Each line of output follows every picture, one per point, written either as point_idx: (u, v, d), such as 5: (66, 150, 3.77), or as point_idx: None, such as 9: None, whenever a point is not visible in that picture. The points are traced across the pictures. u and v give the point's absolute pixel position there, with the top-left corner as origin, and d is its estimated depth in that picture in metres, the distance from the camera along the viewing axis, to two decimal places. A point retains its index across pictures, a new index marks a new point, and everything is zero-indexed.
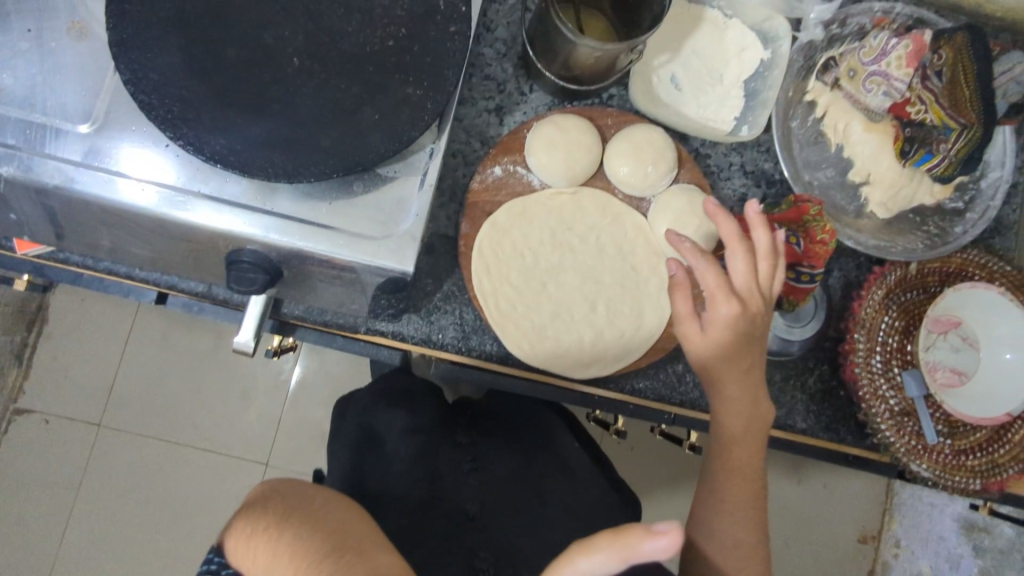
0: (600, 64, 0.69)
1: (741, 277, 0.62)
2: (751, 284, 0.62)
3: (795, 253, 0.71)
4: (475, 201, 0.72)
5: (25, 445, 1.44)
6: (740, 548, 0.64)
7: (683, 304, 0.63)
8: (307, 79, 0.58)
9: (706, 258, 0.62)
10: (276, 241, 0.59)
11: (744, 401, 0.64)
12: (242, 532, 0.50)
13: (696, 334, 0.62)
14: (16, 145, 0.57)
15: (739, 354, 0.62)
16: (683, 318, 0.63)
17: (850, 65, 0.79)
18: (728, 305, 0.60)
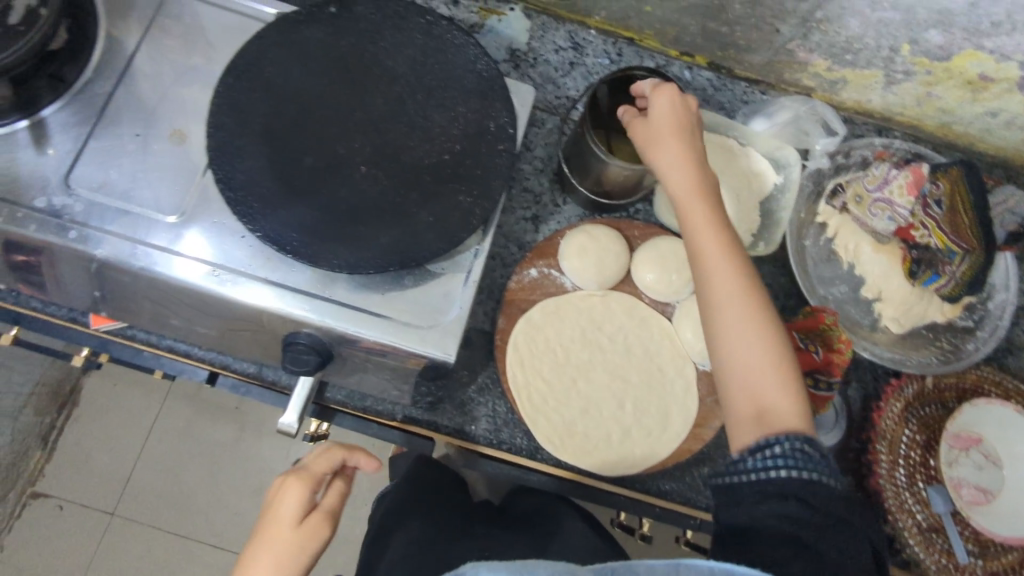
0: (627, 183, 0.77)
1: (667, 108, 0.69)
2: (685, 137, 0.69)
3: (813, 359, 0.74)
4: (511, 299, 0.77)
5: (38, 531, 1.43)
6: (753, 357, 0.64)
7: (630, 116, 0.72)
8: (371, 184, 0.66)
9: (644, 81, 0.72)
10: (333, 327, 0.65)
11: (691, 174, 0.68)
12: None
13: (642, 122, 0.71)
14: (112, 231, 0.64)
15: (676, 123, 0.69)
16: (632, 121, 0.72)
17: (856, 191, 0.87)
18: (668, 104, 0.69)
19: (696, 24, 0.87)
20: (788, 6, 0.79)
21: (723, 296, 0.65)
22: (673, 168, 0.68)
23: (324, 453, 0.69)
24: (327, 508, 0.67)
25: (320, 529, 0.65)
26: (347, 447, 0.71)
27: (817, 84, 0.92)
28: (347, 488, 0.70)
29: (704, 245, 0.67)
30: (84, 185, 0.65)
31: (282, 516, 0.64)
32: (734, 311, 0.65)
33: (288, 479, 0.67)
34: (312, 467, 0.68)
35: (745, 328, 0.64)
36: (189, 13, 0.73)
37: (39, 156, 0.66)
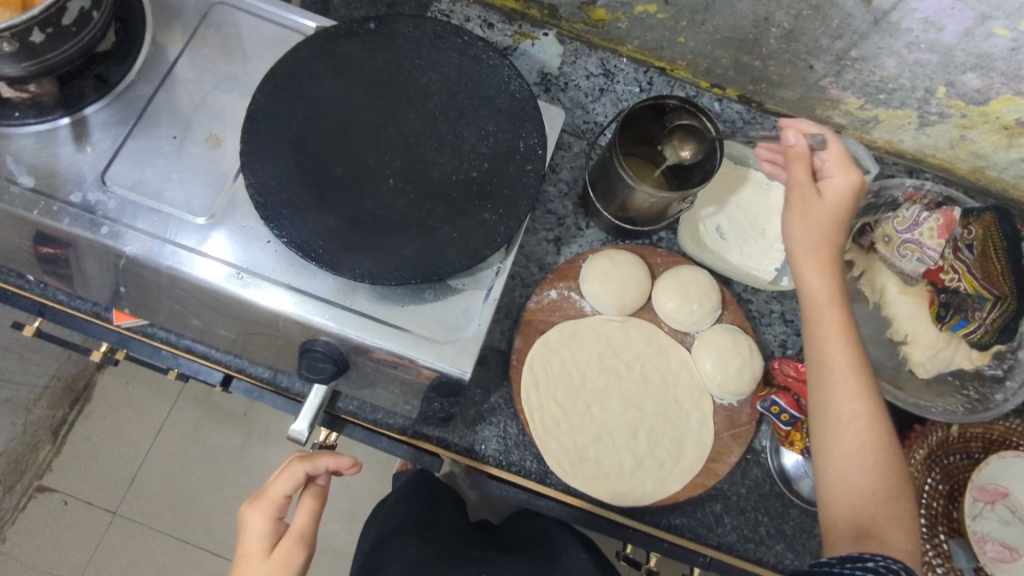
0: (653, 210, 0.77)
1: (840, 191, 0.66)
2: (831, 225, 0.66)
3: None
4: (530, 319, 0.77)
5: (40, 525, 1.43)
6: (871, 495, 0.60)
7: (802, 174, 0.66)
8: (398, 197, 0.67)
9: (823, 132, 0.69)
10: (351, 335, 0.64)
11: (826, 271, 0.66)
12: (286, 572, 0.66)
13: (813, 198, 0.66)
14: (142, 228, 0.65)
15: (831, 212, 0.66)
16: (796, 186, 0.67)
17: (884, 231, 0.86)
18: (846, 180, 0.66)
19: (728, 56, 0.88)
20: (823, 43, 0.80)
21: (840, 413, 0.63)
22: (811, 263, 0.66)
23: (282, 474, 0.68)
24: (297, 529, 0.68)
25: (294, 551, 0.66)
26: (300, 461, 0.69)
27: (848, 122, 0.91)
28: (317, 504, 0.70)
29: (837, 354, 0.64)
30: (119, 183, 0.67)
31: (251, 552, 0.66)
32: (849, 430, 0.62)
33: (252, 508, 0.68)
34: (270, 492, 0.68)
35: (856, 447, 0.62)
36: (233, 23, 0.75)
37: (79, 153, 0.67)
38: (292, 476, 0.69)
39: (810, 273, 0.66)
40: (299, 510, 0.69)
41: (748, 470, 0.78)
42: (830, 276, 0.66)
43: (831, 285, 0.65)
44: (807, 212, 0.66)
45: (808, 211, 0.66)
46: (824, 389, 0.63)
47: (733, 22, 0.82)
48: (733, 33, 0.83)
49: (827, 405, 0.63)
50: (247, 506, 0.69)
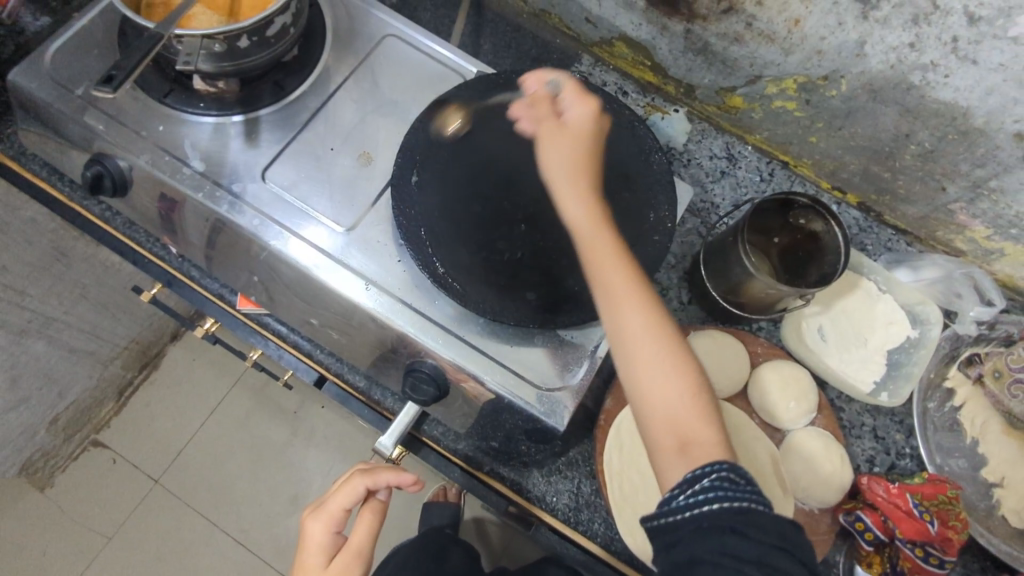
0: (763, 300, 0.77)
1: (581, 116, 0.70)
2: (584, 123, 0.70)
3: (926, 530, 0.70)
4: (623, 382, 0.77)
5: (86, 478, 1.47)
6: (675, 424, 0.55)
7: (568, 111, 0.71)
8: (528, 242, 0.69)
9: (563, 77, 0.73)
10: (462, 365, 0.67)
11: (572, 158, 0.68)
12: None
13: (554, 128, 0.69)
14: (289, 227, 0.69)
15: (576, 134, 0.70)
16: (547, 118, 0.71)
17: (995, 365, 0.83)
18: (583, 110, 0.71)
19: (857, 163, 0.89)
20: (962, 167, 0.80)
21: (621, 296, 0.59)
22: (554, 154, 0.68)
23: (343, 488, 0.73)
24: (356, 543, 0.73)
25: (350, 564, 0.72)
26: (360, 476, 0.73)
27: (969, 249, 0.90)
28: (376, 518, 0.74)
29: (628, 316, 0.58)
30: (276, 181, 0.72)
31: (311, 560, 0.73)
32: (652, 344, 0.57)
33: (314, 517, 0.74)
34: (330, 505, 0.73)
35: (657, 367, 0.57)
36: (402, 55, 0.81)
37: (246, 149, 0.73)
38: (353, 490, 0.73)
39: (570, 202, 0.65)
40: (360, 524, 0.74)
41: None
42: (577, 164, 0.68)
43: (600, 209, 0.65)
44: (567, 118, 0.71)
45: (560, 131, 0.69)
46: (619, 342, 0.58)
47: (871, 132, 0.83)
48: (868, 142, 0.85)
49: (628, 357, 0.58)
50: (310, 515, 0.74)
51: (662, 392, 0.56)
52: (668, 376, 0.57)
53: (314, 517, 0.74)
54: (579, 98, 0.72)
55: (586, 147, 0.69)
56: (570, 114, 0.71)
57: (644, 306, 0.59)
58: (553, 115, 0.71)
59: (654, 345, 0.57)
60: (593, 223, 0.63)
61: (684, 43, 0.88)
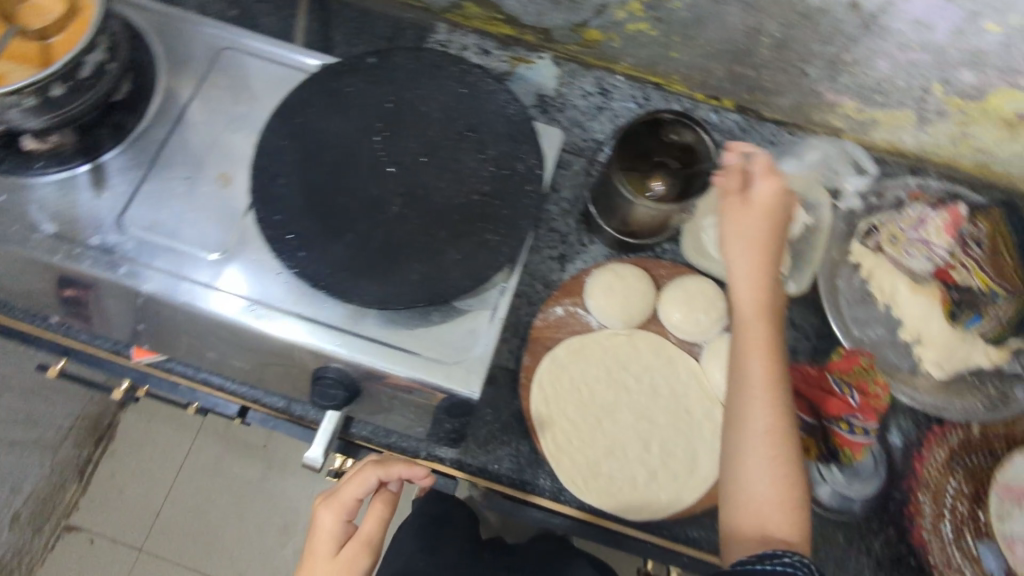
0: (653, 222, 0.78)
1: (775, 195, 0.65)
2: (777, 202, 0.65)
3: (846, 404, 0.71)
4: (536, 337, 0.77)
5: (67, 563, 1.44)
6: (763, 508, 0.58)
7: (765, 188, 0.66)
8: (403, 223, 0.68)
9: (757, 158, 0.67)
10: (363, 361, 0.66)
11: (751, 259, 0.64)
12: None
13: (742, 204, 0.66)
14: (159, 267, 0.67)
15: (762, 215, 0.65)
16: (731, 192, 0.66)
17: (890, 232, 0.85)
18: (773, 187, 0.65)
19: (721, 68, 0.89)
20: (815, 49, 0.80)
21: (756, 392, 0.60)
22: (748, 237, 0.64)
23: (355, 477, 0.67)
24: (366, 534, 0.67)
25: (359, 556, 0.66)
26: (375, 466, 0.68)
27: (846, 126, 0.91)
28: (386, 511, 0.69)
29: (753, 371, 0.61)
30: (136, 224, 0.69)
31: (319, 550, 0.67)
32: (762, 441, 0.59)
33: (323, 506, 0.67)
34: (342, 494, 0.67)
35: (764, 448, 0.59)
36: (241, 65, 0.78)
37: (97, 199, 0.70)
38: (365, 481, 0.67)
39: (734, 252, 0.65)
40: (370, 515, 0.68)
41: None
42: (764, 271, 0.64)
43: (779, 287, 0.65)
44: (766, 197, 0.65)
45: (749, 206, 0.65)
46: (738, 404, 0.60)
47: (723, 34, 0.83)
48: (725, 44, 0.85)
49: (739, 419, 0.61)
50: (319, 504, 0.68)
51: (768, 473, 0.59)
52: (771, 462, 0.59)
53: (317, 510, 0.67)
54: (765, 171, 0.66)
55: (773, 233, 0.65)
56: (764, 188, 0.66)
57: (770, 401, 0.60)
58: (739, 187, 0.66)
59: (775, 436, 0.59)
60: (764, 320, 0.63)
61: None
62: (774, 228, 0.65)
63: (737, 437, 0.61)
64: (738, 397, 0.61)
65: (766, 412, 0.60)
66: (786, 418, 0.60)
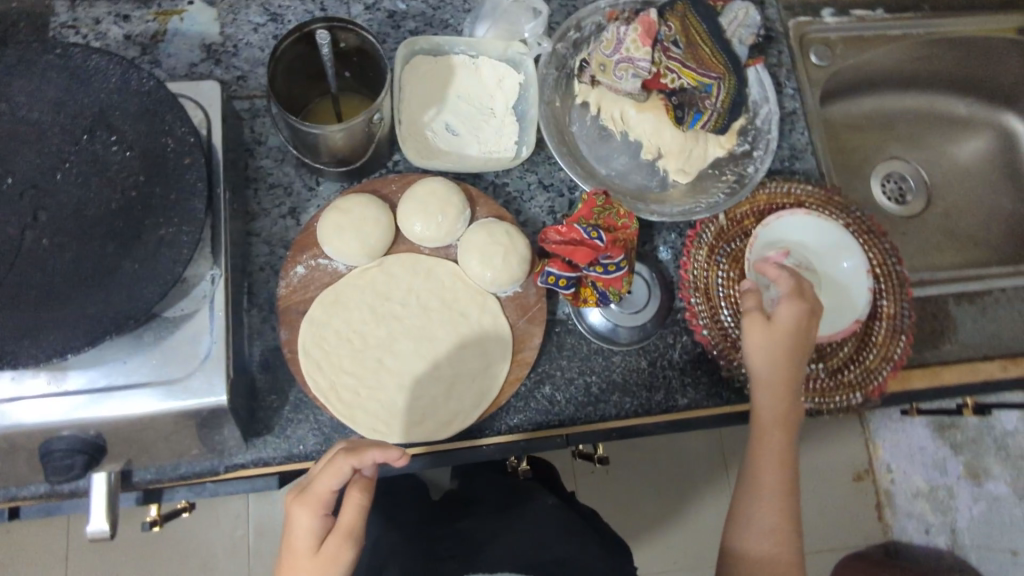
0: (353, 142, 0.72)
1: (789, 318, 0.69)
2: (800, 325, 0.69)
3: (586, 241, 0.71)
4: (288, 307, 0.72)
5: None
6: (773, 534, 0.68)
7: (752, 301, 0.72)
8: (59, 254, 0.59)
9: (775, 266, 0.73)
10: (81, 418, 0.59)
11: (773, 356, 0.69)
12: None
13: (761, 324, 0.70)
14: None
15: (783, 338, 0.69)
16: (750, 312, 0.71)
17: (598, 61, 0.83)
18: (796, 308, 0.69)
19: None
20: None
21: (769, 492, 0.70)
22: (777, 391, 0.70)
23: (326, 467, 0.59)
24: (346, 526, 0.58)
25: (339, 549, 0.57)
26: (345, 450, 0.59)
27: None
28: (367, 499, 0.59)
29: (767, 418, 0.71)
30: None
31: (300, 547, 0.59)
32: (770, 488, 0.70)
33: (298, 501, 0.60)
34: (315, 487, 0.59)
35: (771, 512, 0.69)
36: None
37: None
38: (337, 469, 0.58)
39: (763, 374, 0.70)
40: (348, 504, 0.59)
41: (562, 341, 0.78)
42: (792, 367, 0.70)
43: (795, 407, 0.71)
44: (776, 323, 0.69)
45: (770, 325, 0.69)
46: (749, 475, 0.71)
47: None
48: None
49: (755, 489, 0.70)
50: (292, 500, 0.60)
51: (765, 537, 0.68)
52: (774, 531, 0.68)
53: (297, 504, 0.60)
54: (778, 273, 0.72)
55: (795, 351, 0.69)
56: (780, 315, 0.69)
57: (779, 501, 0.69)
58: (756, 307, 0.71)
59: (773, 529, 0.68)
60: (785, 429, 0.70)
61: None
62: (797, 350, 0.69)
63: (747, 516, 0.70)
64: (752, 492, 0.70)
65: (773, 479, 0.70)
66: (791, 519, 0.69)
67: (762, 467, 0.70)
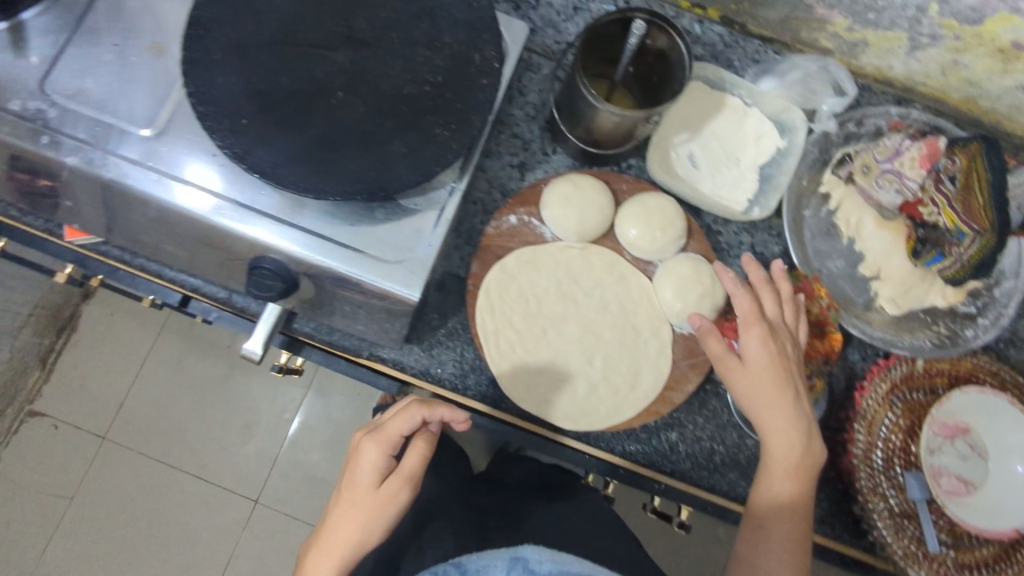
0: (618, 131, 0.74)
1: (758, 355, 0.67)
2: (768, 364, 0.67)
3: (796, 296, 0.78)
4: (488, 244, 0.75)
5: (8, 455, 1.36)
6: None
7: (717, 345, 0.68)
8: (347, 110, 0.65)
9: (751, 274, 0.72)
10: (299, 253, 0.64)
11: (770, 396, 0.66)
12: (387, 518, 0.64)
13: (735, 365, 0.67)
14: (84, 139, 0.64)
15: (767, 376, 0.66)
16: (722, 358, 0.68)
17: (863, 162, 0.82)
18: (757, 335, 0.67)
19: None
20: None
21: (778, 544, 0.65)
22: (790, 438, 0.66)
23: (402, 412, 0.64)
24: (407, 471, 0.65)
25: (400, 490, 0.64)
26: (418, 402, 0.65)
27: (835, 46, 0.86)
28: (429, 448, 0.66)
29: (776, 455, 0.66)
30: (60, 92, 0.65)
31: (360, 481, 0.64)
32: (779, 546, 0.65)
33: (367, 439, 0.65)
34: (388, 428, 0.64)
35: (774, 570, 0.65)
36: None
37: (18, 60, 0.65)
38: (409, 418, 0.64)
39: (774, 413, 0.66)
40: (412, 452, 0.65)
41: (707, 401, 0.76)
42: (796, 410, 0.67)
43: (808, 450, 0.67)
44: (747, 361, 0.67)
45: (744, 366, 0.67)
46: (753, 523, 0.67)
47: None
48: None
49: (760, 545, 0.66)
50: (362, 437, 0.66)
51: None
52: None
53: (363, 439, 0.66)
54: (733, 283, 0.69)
55: (787, 389, 0.66)
56: (744, 343, 0.67)
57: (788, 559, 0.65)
58: (726, 348, 0.67)
59: None
60: (794, 490, 0.66)
61: None
62: (778, 386, 0.66)
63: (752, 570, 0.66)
64: (757, 542, 0.66)
65: (781, 544, 0.65)
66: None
67: (777, 528, 0.66)
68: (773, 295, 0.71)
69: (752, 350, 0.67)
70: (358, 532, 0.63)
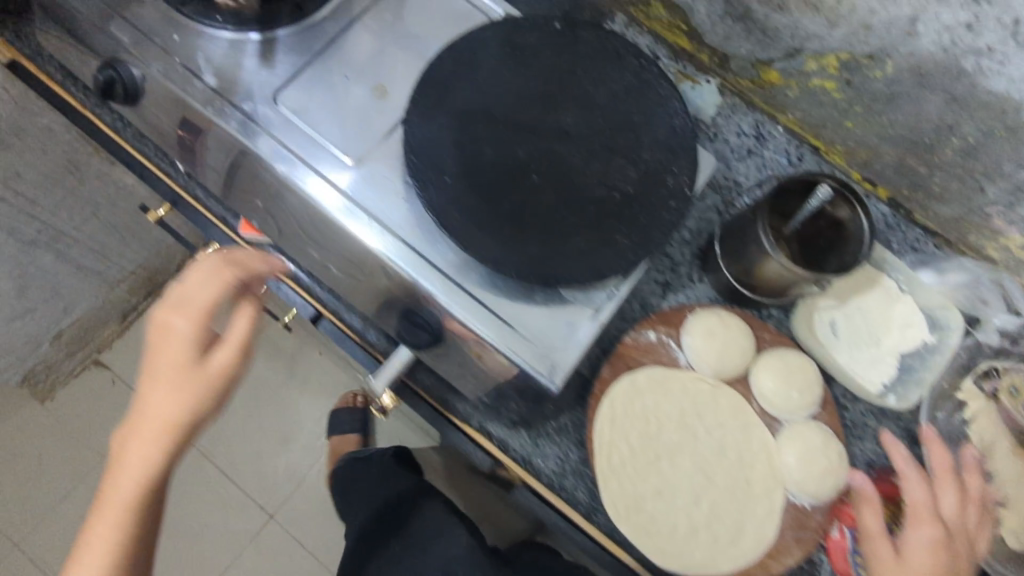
0: (778, 284, 0.75)
1: (921, 547, 0.65)
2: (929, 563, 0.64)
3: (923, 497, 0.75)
4: (622, 352, 0.75)
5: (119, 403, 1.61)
6: None
7: (874, 522, 0.68)
8: (539, 195, 0.68)
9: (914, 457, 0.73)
10: (456, 312, 0.66)
11: None
12: (211, 397, 0.62)
13: (891, 552, 0.66)
14: (297, 155, 0.70)
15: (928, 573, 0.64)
16: (874, 536, 0.67)
17: (1012, 382, 0.80)
18: (929, 529, 0.66)
19: (893, 154, 0.85)
20: (1004, 169, 0.76)
21: None
22: None
23: (207, 271, 0.65)
24: (234, 339, 0.64)
25: (229, 359, 0.63)
26: (231, 266, 0.66)
27: (1002, 258, 0.85)
28: (256, 314, 0.66)
29: None
30: (290, 108, 0.72)
31: (189, 355, 0.62)
32: None
33: (180, 311, 0.63)
34: (197, 296, 0.63)
35: None
36: None
37: (263, 71, 0.72)
38: (213, 275, 0.65)
39: None
40: (237, 317, 0.64)
41: None
42: None
43: None
44: (903, 549, 0.66)
45: (900, 556, 0.66)
46: None
47: (910, 121, 0.80)
48: (908, 132, 0.81)
49: None
50: (170, 306, 0.63)
51: None
52: None
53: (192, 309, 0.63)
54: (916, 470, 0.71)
55: None
56: (907, 533, 0.67)
57: None
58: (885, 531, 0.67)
59: None
60: None
61: (723, 7, 0.84)
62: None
63: None
64: None
65: None
66: None
67: None
68: (955, 497, 0.70)
69: (919, 543, 0.66)
70: (177, 410, 0.60)
